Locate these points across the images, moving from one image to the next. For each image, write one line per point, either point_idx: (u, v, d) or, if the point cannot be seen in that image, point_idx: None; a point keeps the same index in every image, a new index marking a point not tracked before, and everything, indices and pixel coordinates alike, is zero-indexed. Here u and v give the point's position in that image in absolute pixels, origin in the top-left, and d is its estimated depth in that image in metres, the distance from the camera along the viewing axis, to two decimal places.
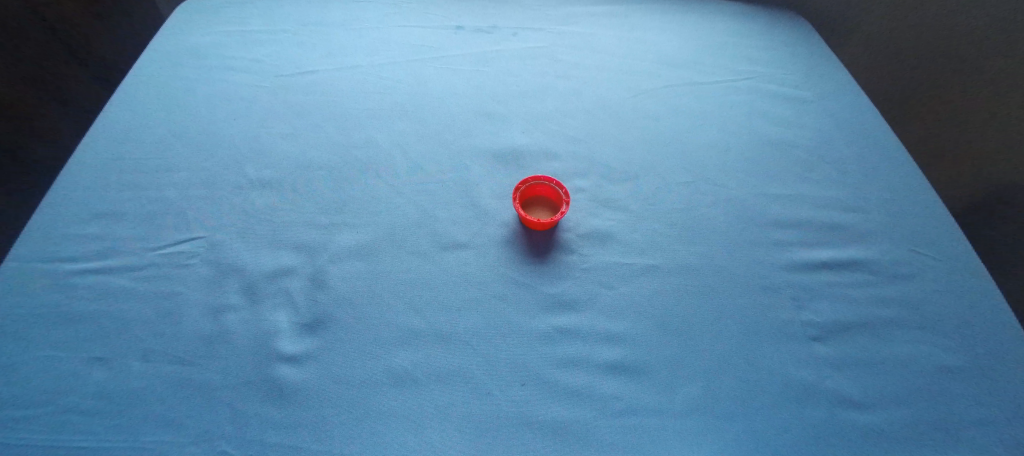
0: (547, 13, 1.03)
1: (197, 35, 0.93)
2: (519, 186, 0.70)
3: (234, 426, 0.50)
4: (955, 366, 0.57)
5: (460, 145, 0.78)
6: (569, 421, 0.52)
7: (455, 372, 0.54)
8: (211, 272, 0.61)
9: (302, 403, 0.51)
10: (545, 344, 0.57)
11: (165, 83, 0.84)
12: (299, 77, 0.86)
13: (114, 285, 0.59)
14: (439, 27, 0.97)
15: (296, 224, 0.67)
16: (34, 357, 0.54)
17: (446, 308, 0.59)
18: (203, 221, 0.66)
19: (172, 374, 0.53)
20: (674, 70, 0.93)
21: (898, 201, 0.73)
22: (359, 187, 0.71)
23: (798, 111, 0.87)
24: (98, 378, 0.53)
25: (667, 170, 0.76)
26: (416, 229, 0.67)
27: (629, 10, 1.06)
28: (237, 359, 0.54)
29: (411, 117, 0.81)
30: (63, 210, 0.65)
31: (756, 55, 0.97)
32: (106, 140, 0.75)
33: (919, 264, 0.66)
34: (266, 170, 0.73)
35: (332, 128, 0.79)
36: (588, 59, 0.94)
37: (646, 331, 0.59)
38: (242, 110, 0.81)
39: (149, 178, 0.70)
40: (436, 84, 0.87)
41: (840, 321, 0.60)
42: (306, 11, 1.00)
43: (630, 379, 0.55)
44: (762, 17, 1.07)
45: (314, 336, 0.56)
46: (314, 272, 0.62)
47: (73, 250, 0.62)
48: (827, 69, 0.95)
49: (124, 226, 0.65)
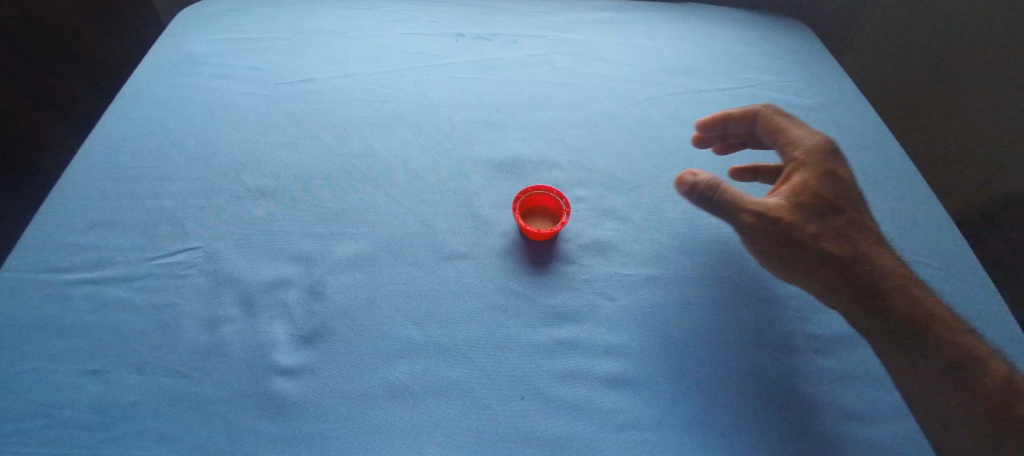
0: (547, 20, 1.02)
1: (194, 42, 0.93)
2: (518, 196, 0.70)
3: (230, 440, 0.49)
4: (960, 379, 0.56)
5: (460, 153, 0.78)
6: (568, 435, 0.51)
7: (453, 385, 0.54)
8: (208, 282, 0.61)
9: (298, 417, 0.51)
10: (546, 356, 0.56)
11: (161, 92, 0.84)
12: (297, 85, 0.86)
13: (109, 295, 0.59)
14: (439, 35, 0.97)
15: (295, 234, 0.66)
16: (28, 369, 0.53)
17: (445, 319, 0.59)
18: (200, 231, 0.66)
19: (165, 387, 0.52)
20: (675, 77, 0.93)
21: (901, 211, 0.73)
22: (358, 196, 0.71)
23: (800, 119, 0.86)
24: (93, 390, 0.52)
25: (667, 179, 0.76)
26: (416, 239, 0.66)
27: (631, 16, 1.06)
28: (233, 372, 0.53)
29: (410, 126, 0.81)
30: (59, 220, 0.65)
31: (759, 62, 0.97)
32: (103, 148, 0.74)
33: (923, 276, 0.65)
34: (266, 179, 0.72)
35: (331, 137, 0.79)
36: (589, 67, 0.94)
37: (648, 344, 0.58)
38: (240, 118, 0.80)
39: (147, 187, 0.70)
40: (435, 92, 0.87)
41: (844, 333, 0.60)
42: (306, 18, 1.00)
43: (631, 392, 0.54)
44: (764, 23, 1.06)
45: (312, 348, 0.56)
46: (312, 283, 0.61)
47: (69, 259, 0.61)
48: (830, 76, 0.95)
49: (120, 235, 0.64)
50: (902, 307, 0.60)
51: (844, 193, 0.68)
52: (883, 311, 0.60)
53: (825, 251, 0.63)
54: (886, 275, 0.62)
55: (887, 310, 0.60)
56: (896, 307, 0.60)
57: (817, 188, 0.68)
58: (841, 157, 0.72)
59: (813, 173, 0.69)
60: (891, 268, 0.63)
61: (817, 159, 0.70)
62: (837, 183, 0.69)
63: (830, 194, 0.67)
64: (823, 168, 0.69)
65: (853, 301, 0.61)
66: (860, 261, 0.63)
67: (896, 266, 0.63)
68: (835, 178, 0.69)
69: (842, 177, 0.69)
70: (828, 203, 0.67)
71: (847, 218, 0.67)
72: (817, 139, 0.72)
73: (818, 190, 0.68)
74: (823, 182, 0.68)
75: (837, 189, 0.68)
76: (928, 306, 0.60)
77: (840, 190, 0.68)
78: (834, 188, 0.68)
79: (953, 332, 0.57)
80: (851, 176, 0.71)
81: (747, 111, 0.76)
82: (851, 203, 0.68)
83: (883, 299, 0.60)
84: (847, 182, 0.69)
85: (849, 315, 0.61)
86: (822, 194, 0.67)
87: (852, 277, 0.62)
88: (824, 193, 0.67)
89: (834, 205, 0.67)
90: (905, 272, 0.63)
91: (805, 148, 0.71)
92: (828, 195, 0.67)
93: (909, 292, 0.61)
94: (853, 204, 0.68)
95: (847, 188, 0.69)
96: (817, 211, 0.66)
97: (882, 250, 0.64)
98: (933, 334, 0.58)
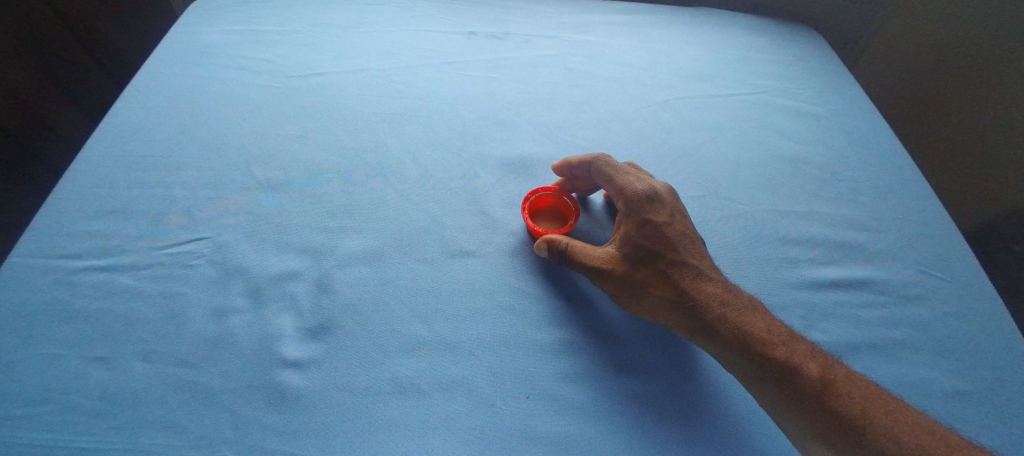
0: (560, 21, 1.02)
1: (207, 33, 0.93)
2: (527, 196, 0.70)
3: (236, 431, 0.49)
4: (965, 391, 0.56)
5: (470, 151, 0.78)
6: (570, 434, 0.51)
7: (459, 382, 0.54)
8: (217, 273, 0.61)
9: (303, 410, 0.51)
10: (552, 356, 0.57)
11: (173, 82, 0.84)
12: (309, 78, 0.86)
13: (118, 283, 0.59)
14: (452, 33, 0.97)
15: (304, 228, 0.66)
16: (37, 355, 0.53)
17: (452, 316, 0.59)
18: (209, 221, 0.66)
19: (173, 376, 0.53)
20: (687, 82, 0.93)
21: (910, 222, 0.73)
22: (367, 192, 0.71)
23: (811, 127, 0.86)
24: (100, 377, 0.52)
25: (677, 183, 0.76)
26: (425, 235, 0.66)
27: (644, 19, 1.06)
28: (240, 364, 0.54)
29: (421, 123, 0.81)
30: (70, 207, 0.65)
31: (771, 69, 0.97)
32: (114, 136, 0.74)
33: (931, 287, 0.65)
34: (276, 171, 0.72)
35: (342, 131, 0.79)
36: (602, 69, 0.94)
37: (653, 347, 0.58)
38: (251, 110, 0.80)
39: (157, 176, 0.70)
40: (446, 89, 0.87)
41: (849, 341, 0.60)
42: (319, 12, 1.00)
43: (635, 393, 0.54)
44: (776, 31, 1.06)
45: (319, 342, 0.56)
46: (320, 277, 0.61)
47: (79, 246, 0.62)
48: (841, 85, 0.95)
49: (130, 223, 0.64)
50: (777, 365, 0.52)
51: (666, 241, 0.60)
52: (761, 369, 0.52)
53: (684, 287, 0.57)
54: (755, 329, 0.54)
55: (760, 365, 0.52)
56: (776, 365, 0.52)
57: (637, 237, 0.60)
58: (674, 205, 0.63)
59: (632, 220, 0.61)
60: (764, 321, 0.55)
61: (630, 205, 0.62)
62: (655, 230, 0.60)
63: (649, 242, 0.60)
64: (636, 214, 0.61)
65: (734, 353, 0.54)
66: (707, 309, 0.56)
67: (756, 326, 0.54)
68: (657, 225, 0.60)
69: (672, 225, 0.61)
70: (653, 252, 0.59)
71: (679, 270, 0.58)
72: (640, 185, 0.63)
73: (636, 239, 0.60)
74: (641, 229, 0.60)
75: (665, 237, 0.60)
76: (821, 366, 0.52)
77: (659, 237, 0.60)
78: (654, 237, 0.60)
79: (838, 396, 0.50)
80: (677, 222, 0.61)
81: (583, 158, 0.67)
82: (671, 251, 0.59)
83: (751, 355, 0.53)
84: (673, 231, 0.60)
85: (733, 369, 0.54)
86: (644, 241, 0.60)
87: (722, 327, 0.55)
88: (644, 241, 0.60)
89: (652, 254, 0.59)
90: (781, 331, 0.55)
91: (630, 191, 0.63)
92: (642, 245, 0.60)
93: (791, 349, 0.53)
94: (695, 253, 0.60)
95: (675, 237, 0.60)
96: (633, 261, 0.59)
97: (723, 307, 0.56)
98: (817, 395, 0.50)
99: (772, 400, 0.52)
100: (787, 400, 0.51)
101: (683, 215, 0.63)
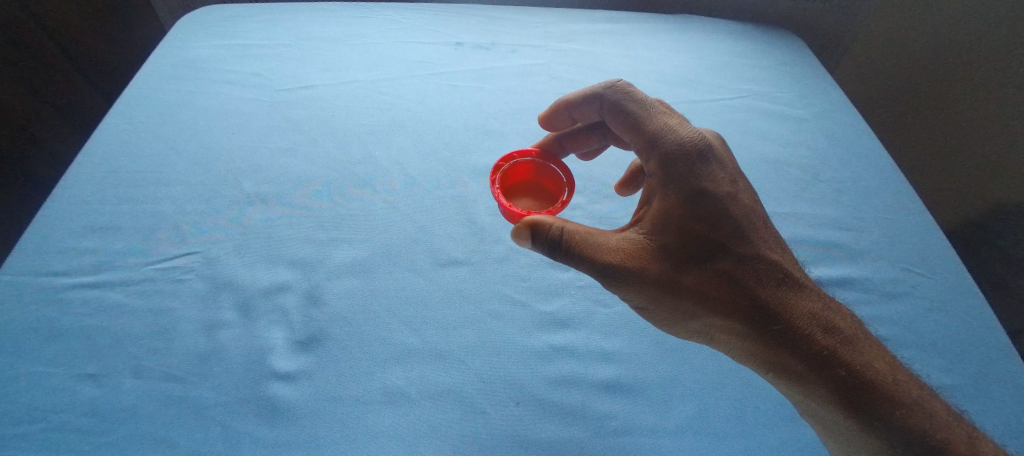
0: (546, 30, 1.04)
1: (196, 48, 0.94)
2: (500, 165, 0.68)
3: (228, 445, 0.50)
4: (947, 386, 0.57)
5: (458, 161, 0.79)
6: (562, 440, 0.52)
7: (449, 390, 0.54)
8: (206, 286, 0.61)
9: (294, 422, 0.51)
10: (541, 362, 0.57)
11: (164, 97, 0.84)
12: (299, 91, 0.87)
13: (108, 299, 0.59)
14: (440, 44, 0.98)
15: (294, 240, 0.67)
16: (26, 373, 0.53)
17: (441, 324, 0.59)
18: (199, 236, 0.66)
19: (163, 391, 0.53)
20: (671, 88, 0.94)
21: (890, 221, 0.74)
22: (357, 203, 0.72)
23: (792, 130, 0.88)
24: (89, 394, 0.52)
25: None
26: (414, 246, 0.67)
27: (629, 27, 1.07)
28: (231, 377, 0.54)
29: (410, 134, 0.82)
30: (58, 224, 0.65)
31: (752, 73, 0.99)
32: (104, 152, 0.75)
33: (912, 284, 0.66)
34: (265, 184, 0.73)
35: (331, 143, 0.79)
36: (588, 77, 0.95)
37: (643, 350, 0.59)
38: (240, 124, 0.81)
39: (147, 191, 0.70)
40: (434, 100, 0.88)
41: None
42: (308, 26, 1.01)
43: (625, 397, 0.55)
44: (759, 36, 1.08)
45: (310, 354, 0.56)
46: (309, 288, 0.62)
47: (68, 263, 0.62)
48: (822, 88, 0.97)
49: (120, 239, 0.65)
50: (874, 392, 0.46)
51: (727, 226, 0.53)
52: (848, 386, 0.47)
53: (747, 280, 0.51)
54: (846, 345, 0.48)
55: (851, 387, 0.47)
56: (865, 384, 0.46)
57: (691, 219, 0.53)
58: (735, 180, 0.55)
59: (685, 198, 0.53)
60: (857, 337, 0.49)
61: (686, 182, 0.54)
62: (715, 213, 0.53)
63: (706, 227, 0.53)
64: (695, 196, 0.53)
65: (817, 372, 0.48)
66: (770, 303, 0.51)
67: (851, 345, 0.49)
68: (717, 206, 0.53)
69: (735, 206, 0.54)
70: (711, 238, 0.53)
71: (741, 259, 0.52)
72: (698, 154, 0.55)
73: (692, 224, 0.53)
74: (696, 210, 0.53)
75: (727, 221, 0.53)
76: (930, 401, 0.46)
77: (719, 220, 0.53)
78: (717, 227, 0.53)
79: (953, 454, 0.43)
80: (740, 202, 0.54)
81: (596, 91, 0.64)
82: (733, 239, 0.53)
83: (840, 374, 0.47)
84: (737, 214, 0.53)
85: (806, 377, 0.49)
86: (699, 225, 0.53)
87: (807, 342, 0.49)
88: (700, 225, 0.53)
89: (709, 240, 0.53)
90: (876, 348, 0.49)
91: (684, 162, 0.54)
92: (698, 231, 0.53)
93: (892, 376, 0.47)
94: (762, 239, 0.54)
95: (737, 220, 0.53)
96: (693, 259, 0.53)
97: (803, 315, 0.50)
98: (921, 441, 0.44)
99: (857, 431, 0.47)
100: (883, 442, 0.45)
101: (746, 193, 0.56)
